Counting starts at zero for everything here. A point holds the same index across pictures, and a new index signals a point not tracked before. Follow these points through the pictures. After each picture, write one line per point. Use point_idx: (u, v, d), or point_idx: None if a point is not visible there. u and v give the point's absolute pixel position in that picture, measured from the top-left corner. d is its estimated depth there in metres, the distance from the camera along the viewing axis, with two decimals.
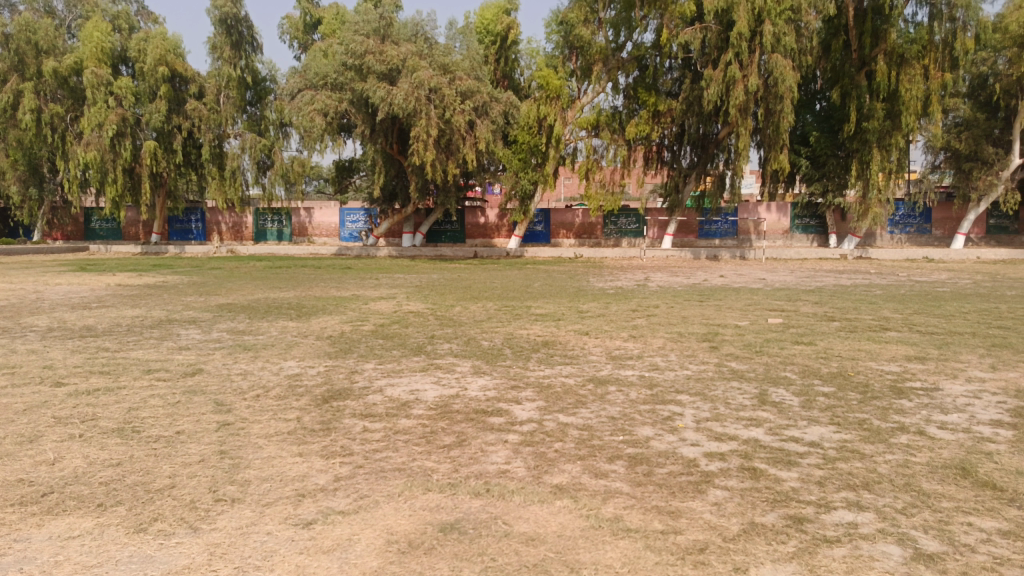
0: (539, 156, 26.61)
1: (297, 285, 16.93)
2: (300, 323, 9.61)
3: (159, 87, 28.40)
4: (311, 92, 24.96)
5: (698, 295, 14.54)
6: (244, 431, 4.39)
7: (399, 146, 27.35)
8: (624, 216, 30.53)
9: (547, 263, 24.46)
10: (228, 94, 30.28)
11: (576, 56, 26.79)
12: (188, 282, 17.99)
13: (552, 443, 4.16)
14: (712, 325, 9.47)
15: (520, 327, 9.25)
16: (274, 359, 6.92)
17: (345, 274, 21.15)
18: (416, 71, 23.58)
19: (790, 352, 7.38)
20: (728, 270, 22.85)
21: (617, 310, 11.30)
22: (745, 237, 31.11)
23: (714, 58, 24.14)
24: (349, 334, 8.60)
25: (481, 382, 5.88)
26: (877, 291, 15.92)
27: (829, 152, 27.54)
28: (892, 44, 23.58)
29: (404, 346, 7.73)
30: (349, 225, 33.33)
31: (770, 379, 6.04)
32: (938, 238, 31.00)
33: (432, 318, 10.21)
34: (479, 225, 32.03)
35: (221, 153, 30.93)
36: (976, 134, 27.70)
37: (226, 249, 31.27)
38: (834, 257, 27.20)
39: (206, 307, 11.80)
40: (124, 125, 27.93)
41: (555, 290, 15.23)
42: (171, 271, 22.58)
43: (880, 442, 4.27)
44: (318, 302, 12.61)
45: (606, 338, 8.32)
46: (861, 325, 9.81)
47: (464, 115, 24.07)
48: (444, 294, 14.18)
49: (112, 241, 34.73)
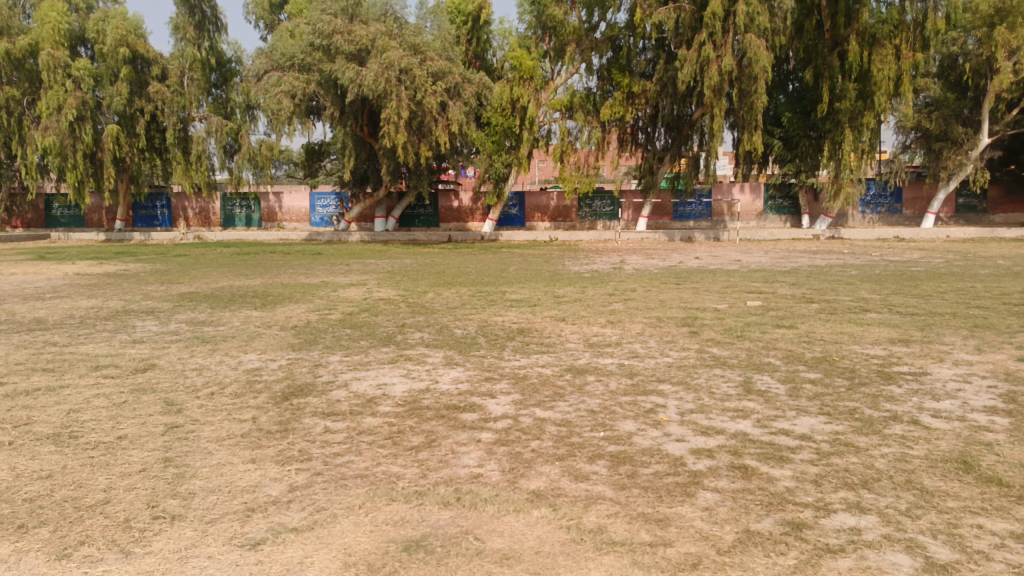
0: (513, 138, 26.22)
1: (264, 272, 16.42)
2: (264, 313, 9.20)
3: (120, 69, 27.41)
4: (277, 74, 24.26)
5: (674, 278, 14.35)
6: (192, 435, 4.03)
7: (370, 129, 26.75)
8: (599, 198, 30.28)
9: (522, 247, 24.16)
10: (193, 76, 29.35)
11: (549, 36, 26.24)
12: (151, 270, 17.37)
13: (528, 442, 3.86)
14: (691, 309, 9.24)
15: (495, 314, 8.94)
16: (234, 352, 6.53)
17: (315, 260, 20.64)
18: (385, 52, 22.99)
19: (772, 336, 7.16)
20: (703, 252, 22.74)
21: (594, 294, 11.04)
22: (720, 218, 31.04)
23: (688, 38, 23.87)
24: (316, 324, 8.22)
25: (452, 374, 5.56)
26: (853, 271, 15.88)
27: (802, 132, 27.49)
28: (864, 24, 23.53)
29: (372, 336, 7.37)
30: (320, 210, 32.65)
31: (755, 366, 5.80)
32: (909, 218, 31.27)
33: (404, 306, 9.86)
34: (453, 209, 31.56)
35: (186, 137, 30.05)
36: (946, 115, 27.71)
37: (194, 236, 30.49)
38: (807, 237, 27.26)
39: (168, 297, 11.31)
40: (84, 109, 26.95)
41: (530, 274, 14.93)
42: (135, 259, 21.88)
43: (874, 433, 4.03)
44: (286, 289, 12.17)
45: (583, 324, 8.04)
46: (840, 306, 9.65)
47: (436, 97, 23.56)
48: (416, 279, 13.81)
49: (75, 229, 33.64)
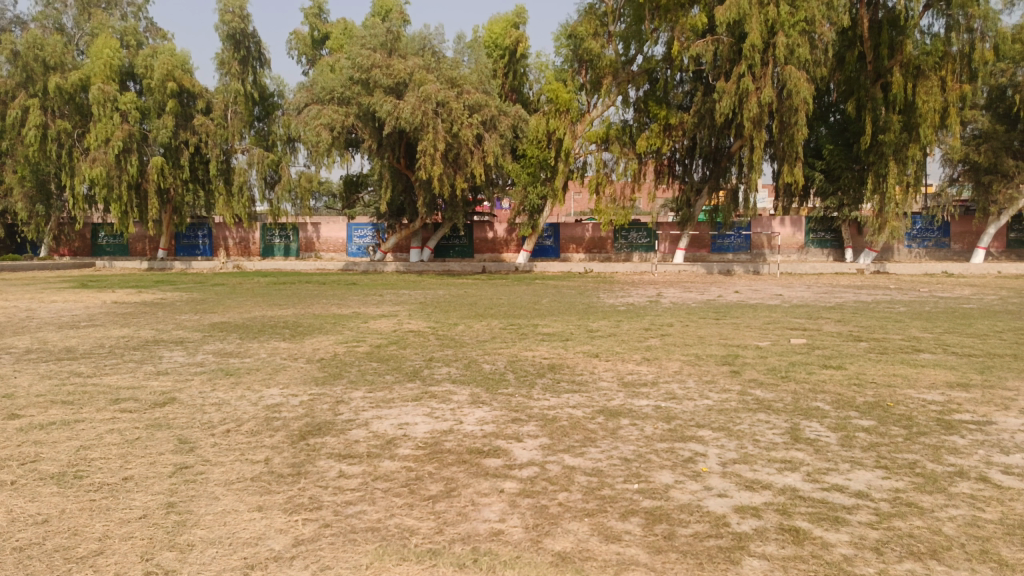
0: (548, 170, 26.16)
1: (297, 302, 16.44)
2: (292, 345, 9.07)
3: (167, 103, 28.15)
4: (317, 107, 24.66)
5: (713, 313, 13.94)
6: (201, 478, 3.83)
7: (407, 161, 26.94)
8: (635, 230, 29.94)
9: (557, 279, 23.93)
10: (236, 109, 30.02)
11: (586, 70, 26.34)
12: (187, 299, 17.52)
13: (555, 494, 3.56)
14: (731, 347, 8.85)
15: (526, 349, 8.67)
16: (256, 386, 6.36)
17: (349, 291, 20.67)
18: (423, 85, 23.23)
19: (819, 377, 6.74)
20: (742, 286, 22.20)
21: (629, 329, 10.70)
22: (759, 251, 30.41)
23: (726, 70, 23.66)
24: (342, 357, 8.04)
25: (478, 414, 5.29)
26: (901, 308, 15.24)
27: (844, 165, 26.90)
28: (908, 56, 23.07)
29: (399, 371, 7.16)
30: (356, 241, 32.88)
31: (802, 412, 5.41)
32: (957, 253, 30.25)
33: (433, 339, 9.66)
34: (488, 240, 31.52)
35: (228, 168, 30.72)
36: (995, 147, 26.91)
37: (233, 265, 30.93)
38: (850, 272, 26.50)
39: (199, 326, 11.30)
40: (130, 141, 27.69)
41: (564, 307, 14.63)
42: (173, 288, 22.19)
43: (940, 491, 3.63)
44: (316, 320, 12.08)
45: (617, 361, 7.72)
46: (890, 346, 9.16)
47: (472, 129, 23.65)
48: (448, 311, 13.63)
49: (119, 258, 34.41)
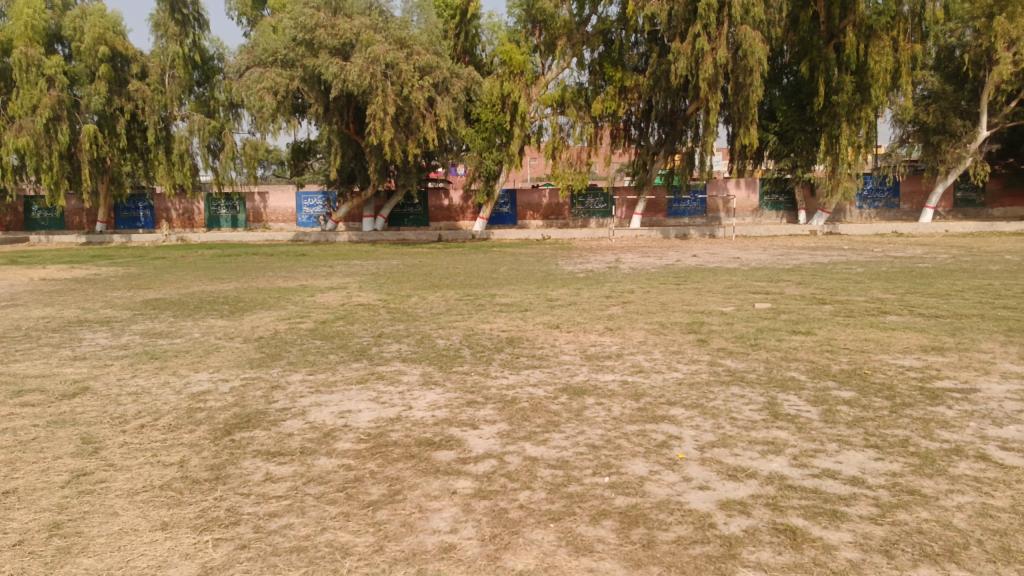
0: (503, 135, 25.42)
1: (242, 275, 15.60)
2: (230, 323, 8.39)
3: (98, 67, 26.45)
4: (259, 70, 23.41)
5: (673, 277, 13.64)
6: (98, 488, 3.26)
7: (356, 126, 25.90)
8: (592, 195, 29.51)
9: (514, 247, 23.43)
10: (174, 74, 28.43)
11: (539, 30, 25.53)
12: (123, 275, 16.50)
13: (515, 494, 3.11)
14: (696, 314, 8.50)
15: (482, 321, 8.17)
16: (183, 370, 5.75)
17: (298, 262, 19.85)
18: (371, 46, 22.19)
19: (790, 345, 6.41)
20: (699, 250, 22.03)
21: (589, 297, 10.28)
22: (715, 215, 30.33)
23: (681, 30, 23.14)
24: (283, 335, 7.43)
25: (429, 397, 4.79)
26: (859, 269, 15.17)
27: (798, 126, 26.78)
28: (861, 15, 22.86)
29: (344, 349, 6.59)
30: (307, 210, 31.76)
31: (778, 384, 5.05)
32: (907, 213, 30.62)
33: (384, 313, 9.09)
34: (443, 208, 30.74)
35: (168, 136, 29.20)
36: (944, 107, 27.23)
37: (177, 237, 29.59)
38: (804, 233, 26.61)
39: (130, 304, 10.50)
40: (59, 108, 26.00)
41: (521, 275, 14.16)
42: (110, 263, 21.00)
43: (940, 474, 3.28)
44: (259, 295, 11.37)
45: (578, 332, 7.27)
46: (854, 308, 8.93)
47: (423, 92, 22.72)
48: (400, 282, 13.05)
49: (55, 232, 32.63)
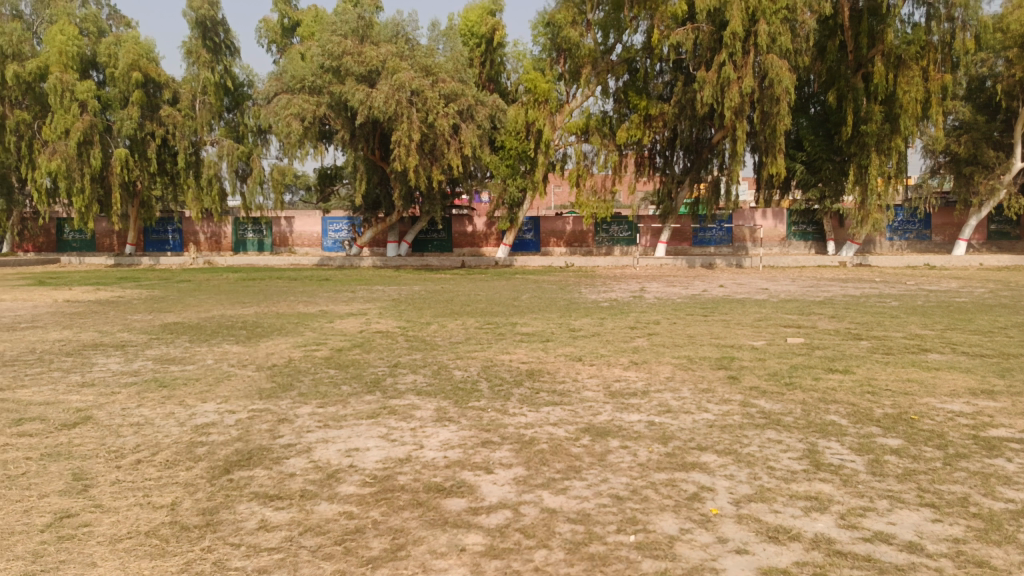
0: (528, 162, 25.34)
1: (263, 299, 15.51)
2: (244, 349, 8.21)
3: (131, 93, 26.91)
4: (287, 96, 23.65)
5: (700, 309, 13.28)
6: (80, 533, 3.02)
7: (381, 153, 25.99)
8: (616, 224, 29.25)
9: (537, 274, 23.20)
10: (205, 99, 28.86)
11: (564, 59, 25.54)
12: (146, 298, 16.52)
13: (532, 554, 2.80)
14: (724, 347, 8.15)
15: (502, 351, 7.90)
16: (190, 400, 5.53)
17: (321, 287, 19.79)
18: (396, 73, 22.33)
19: (827, 384, 6.04)
20: (726, 280, 21.60)
21: (613, 328, 9.97)
22: (741, 244, 29.86)
23: (707, 59, 22.98)
24: (297, 364, 7.21)
25: (443, 436, 4.51)
26: (893, 302, 14.67)
27: (826, 156, 26.37)
28: (890, 45, 22.53)
29: (358, 380, 6.35)
30: (331, 235, 31.89)
31: (817, 429, 4.70)
32: (939, 245, 29.90)
33: (401, 341, 8.86)
34: (467, 234, 30.66)
35: (197, 161, 29.58)
36: (976, 138, 26.53)
37: (203, 260, 29.81)
38: (833, 264, 26.05)
39: (148, 328, 10.39)
40: (92, 132, 26.46)
41: (544, 303, 13.89)
42: (135, 285, 21.12)
43: (1008, 543, 2.93)
44: (278, 320, 11.22)
45: (601, 366, 6.96)
46: (892, 345, 8.51)
47: (448, 119, 22.75)
48: (420, 309, 12.84)
49: (85, 254, 33.09)
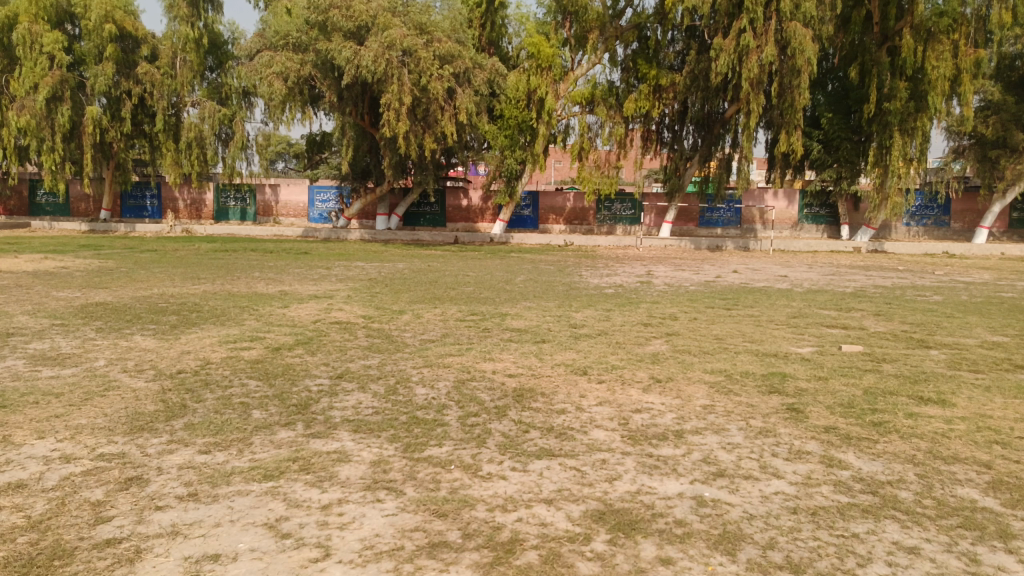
0: (528, 133, 23.36)
1: (223, 275, 13.67)
2: (156, 345, 6.44)
3: (106, 47, 24.71)
4: (269, 53, 21.56)
5: (718, 299, 11.58)
6: None
7: (371, 118, 24.03)
8: (619, 201, 27.40)
9: (534, 252, 21.46)
10: (186, 57, 26.58)
11: (570, 23, 23.36)
12: (94, 269, 14.67)
13: None
14: (766, 358, 6.42)
15: (485, 356, 6.17)
16: (17, 437, 3.78)
17: (294, 261, 17.95)
18: (388, 30, 20.27)
19: (932, 426, 4.35)
20: (738, 265, 19.91)
21: (622, 325, 8.22)
22: (750, 226, 28.02)
23: (724, 26, 21.05)
24: (210, 371, 5.42)
25: (368, 526, 2.80)
26: (934, 297, 12.98)
27: (844, 135, 24.51)
28: (919, 17, 20.58)
29: (280, 403, 4.57)
30: (318, 205, 29.96)
31: (966, 520, 3.02)
32: (957, 232, 28.14)
33: (359, 336, 7.12)
34: (461, 209, 28.74)
35: (178, 123, 27.42)
36: (1005, 119, 24.35)
37: (181, 228, 27.90)
38: (847, 250, 24.30)
39: (61, 310, 8.58)
40: (62, 88, 24.38)
41: (539, 288, 12.14)
42: (96, 254, 19.27)
43: None
44: (224, 303, 9.44)
45: (613, 385, 5.21)
46: (972, 358, 6.80)
47: (443, 82, 20.75)
48: (396, 293, 11.06)
49: (59, 218, 30.93)
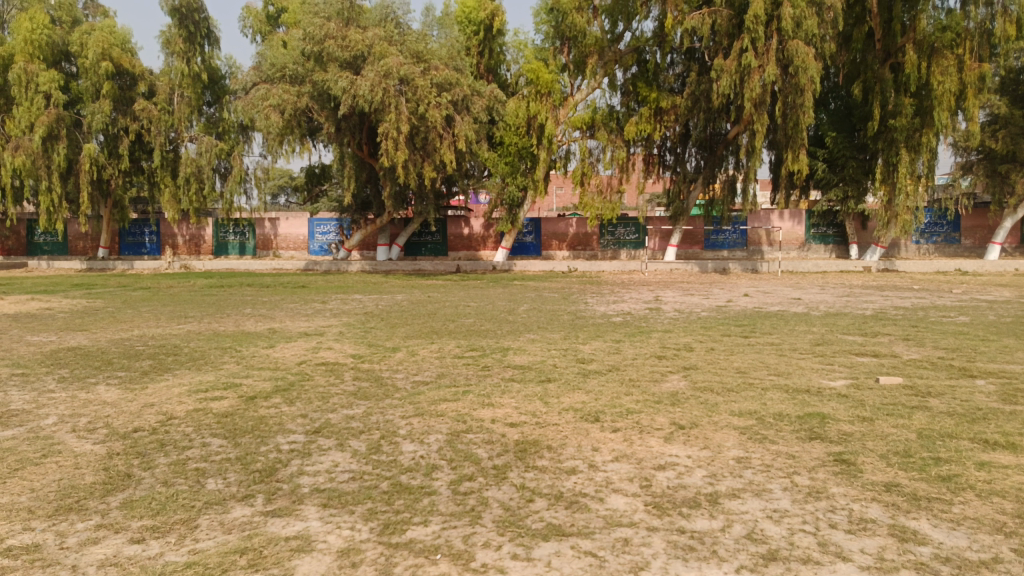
0: (529, 160, 22.92)
1: (213, 312, 13.04)
2: (118, 397, 5.78)
3: (102, 85, 24.40)
4: (265, 86, 21.16)
5: (734, 325, 10.91)
6: None
7: (370, 148, 23.61)
8: (622, 225, 26.83)
9: (537, 280, 20.83)
10: (182, 93, 26.19)
11: (568, 48, 22.97)
12: (80, 309, 14.07)
13: None
14: (798, 395, 5.73)
15: (484, 402, 5.49)
16: None
17: (290, 295, 17.32)
18: (384, 58, 19.89)
19: (1013, 481, 3.64)
20: (748, 288, 19.24)
21: (634, 359, 7.54)
22: (757, 248, 27.39)
23: (725, 47, 20.58)
24: (170, 429, 4.76)
25: None
26: (961, 318, 12.25)
27: (850, 153, 24.05)
28: (923, 32, 20.07)
29: (241, 469, 3.90)
30: (318, 237, 29.44)
31: None
32: (969, 248, 27.41)
33: (346, 380, 6.45)
34: (463, 237, 28.19)
35: (175, 159, 27.00)
36: (1013, 133, 23.75)
37: (180, 264, 27.38)
38: (857, 269, 23.62)
39: (29, 357, 7.95)
40: (58, 126, 24.05)
41: (544, 319, 11.48)
42: (87, 293, 18.70)
43: None
44: (206, 344, 8.79)
45: (630, 435, 4.53)
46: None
47: (441, 110, 20.28)
48: (392, 328, 10.41)
49: (57, 258, 30.40)
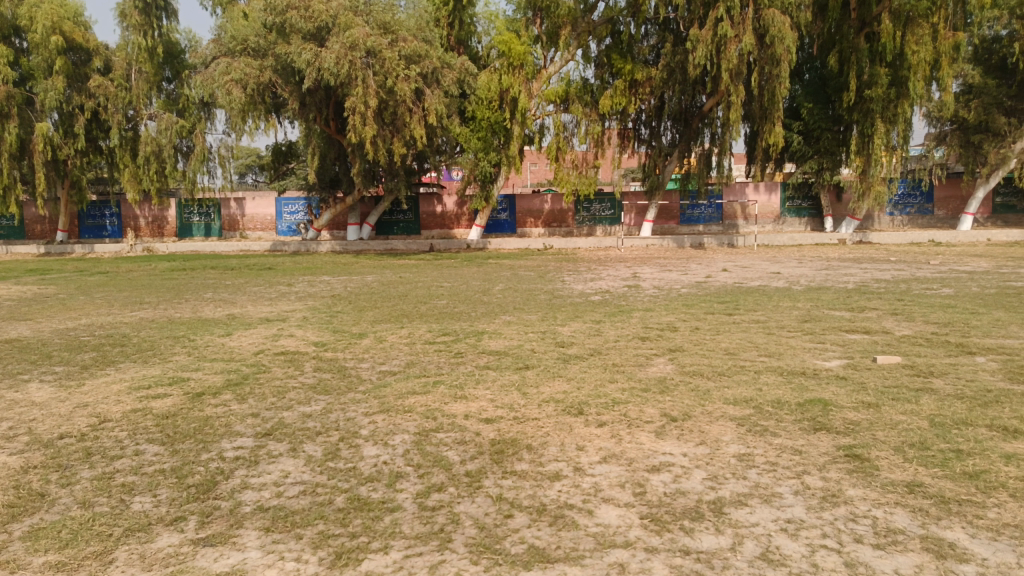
0: (502, 135, 22.26)
1: (172, 298, 12.35)
2: (47, 397, 5.17)
3: (55, 60, 23.14)
4: (227, 60, 20.20)
5: (717, 302, 10.54)
6: None
7: (338, 125, 22.78)
8: (598, 201, 26.38)
9: (513, 258, 20.33)
10: (140, 68, 25.00)
11: (541, 19, 22.25)
12: (30, 296, 13.26)
13: None
14: (794, 379, 5.33)
15: (456, 394, 5.00)
16: None
17: (256, 278, 16.61)
18: (349, 29, 19.04)
19: None
20: (727, 262, 18.95)
21: (617, 341, 7.11)
22: (733, 222, 27.12)
23: (700, 16, 20.05)
24: (101, 436, 4.20)
25: None
26: (943, 290, 12.01)
27: (825, 125, 23.79)
28: None
29: (175, 484, 3.39)
30: (287, 217, 28.58)
31: None
32: (941, 219, 27.38)
33: (306, 371, 5.92)
34: (436, 215, 27.53)
35: (135, 137, 25.90)
36: (986, 102, 23.59)
37: (143, 247, 26.37)
38: (833, 242, 23.48)
39: None
40: (8, 104, 22.76)
41: (520, 299, 11.00)
42: (41, 279, 17.78)
43: None
44: (158, 333, 8.17)
45: (618, 430, 4.08)
46: None
47: (410, 83, 19.54)
48: (360, 311, 9.87)
49: (13, 242, 29.10)
